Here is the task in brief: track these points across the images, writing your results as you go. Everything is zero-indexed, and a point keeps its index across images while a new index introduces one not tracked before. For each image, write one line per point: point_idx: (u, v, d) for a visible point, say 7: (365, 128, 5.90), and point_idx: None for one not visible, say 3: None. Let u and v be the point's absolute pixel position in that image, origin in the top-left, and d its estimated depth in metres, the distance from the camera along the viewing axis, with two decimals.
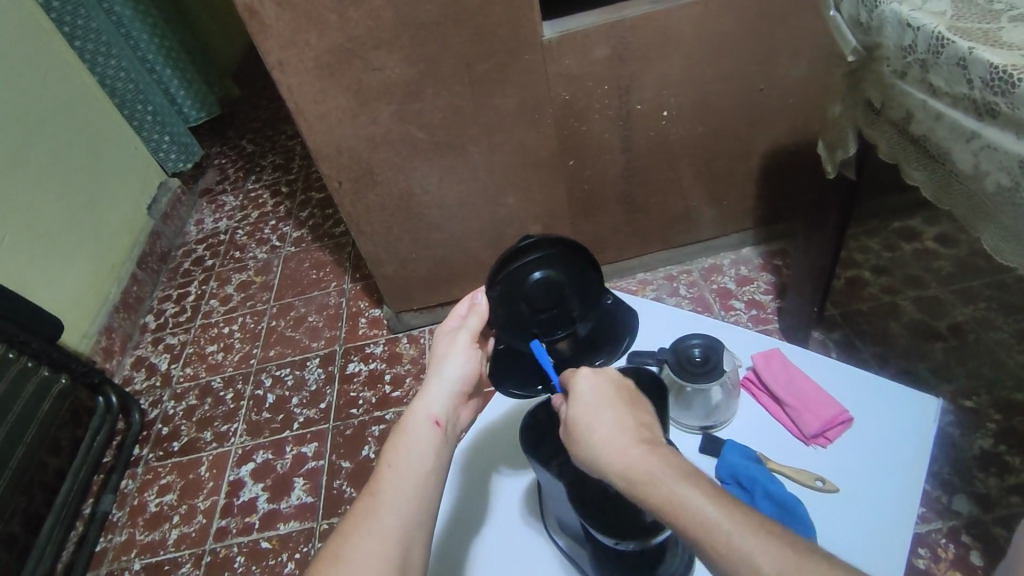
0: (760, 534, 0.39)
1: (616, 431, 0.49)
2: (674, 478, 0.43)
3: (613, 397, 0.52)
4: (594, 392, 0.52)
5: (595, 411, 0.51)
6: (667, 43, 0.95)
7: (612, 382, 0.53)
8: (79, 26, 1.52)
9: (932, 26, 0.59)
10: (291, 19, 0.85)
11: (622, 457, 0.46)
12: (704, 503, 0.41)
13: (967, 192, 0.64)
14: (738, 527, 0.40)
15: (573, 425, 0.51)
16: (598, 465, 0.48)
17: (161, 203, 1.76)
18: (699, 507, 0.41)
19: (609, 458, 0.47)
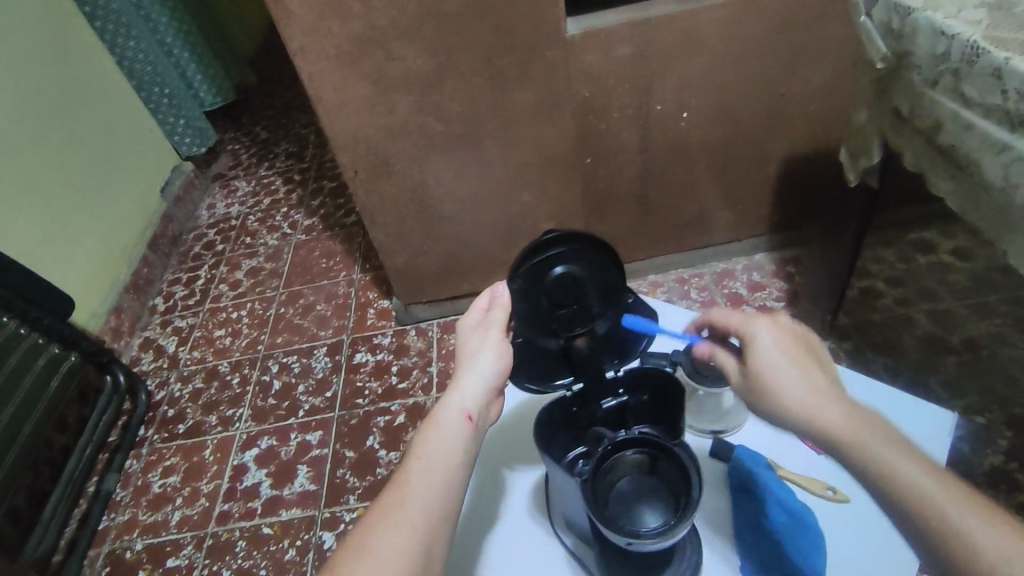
0: (959, 489, 0.42)
1: (804, 378, 0.50)
2: (874, 427, 0.46)
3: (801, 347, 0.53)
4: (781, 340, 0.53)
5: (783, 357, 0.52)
6: (691, 44, 0.94)
7: (803, 333, 0.54)
8: (101, 6, 1.50)
9: (967, 34, 0.58)
10: (314, 5, 0.85)
11: (815, 403, 0.48)
12: (903, 453, 0.44)
13: (994, 205, 0.63)
14: (936, 478, 0.42)
15: (753, 366, 0.52)
16: (781, 405, 0.50)
17: (174, 185, 1.76)
18: (899, 459, 0.44)
19: (794, 402, 0.49)
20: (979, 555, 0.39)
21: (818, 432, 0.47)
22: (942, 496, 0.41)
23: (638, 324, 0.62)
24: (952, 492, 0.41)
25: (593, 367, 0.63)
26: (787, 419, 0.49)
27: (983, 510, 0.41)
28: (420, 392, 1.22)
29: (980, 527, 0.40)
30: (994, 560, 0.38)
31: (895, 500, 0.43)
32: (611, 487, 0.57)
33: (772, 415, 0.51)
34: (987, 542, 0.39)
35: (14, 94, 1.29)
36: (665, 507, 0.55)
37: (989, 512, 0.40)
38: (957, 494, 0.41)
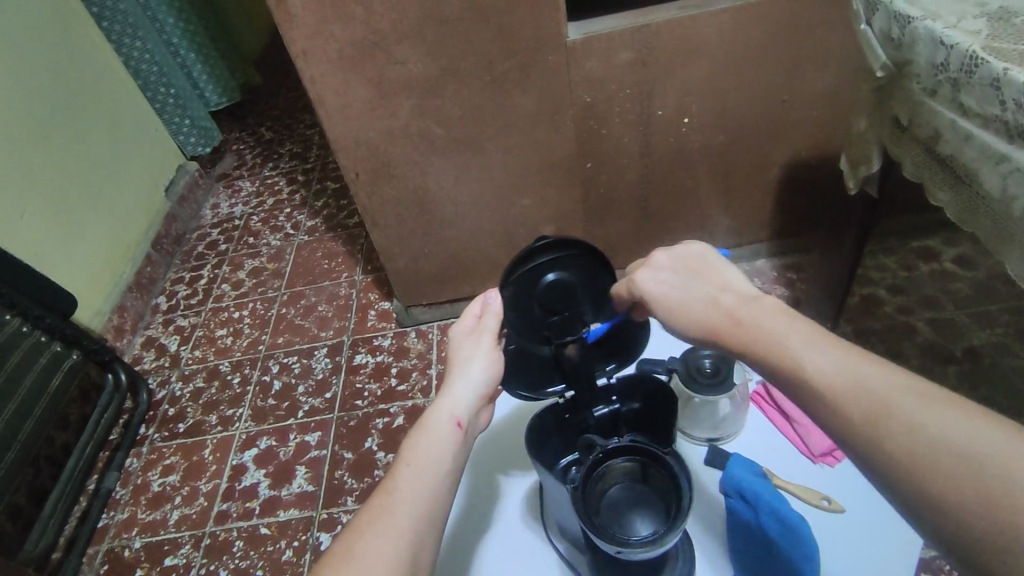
0: (836, 350, 0.42)
1: (698, 292, 0.52)
2: (758, 315, 0.47)
3: (697, 264, 0.54)
4: (674, 265, 0.55)
5: (677, 281, 0.54)
6: (693, 50, 0.94)
7: (697, 251, 0.55)
8: (107, 7, 1.52)
9: (966, 45, 0.58)
10: (317, 9, 0.85)
11: (707, 312, 0.50)
12: (785, 331, 0.45)
13: (993, 216, 0.63)
14: (813, 347, 0.43)
15: (651, 295, 0.54)
16: (681, 322, 0.52)
17: (178, 185, 1.77)
18: (772, 336, 0.45)
19: (692, 316, 0.51)
20: (853, 409, 0.39)
21: (714, 337, 0.49)
22: (817, 363, 0.42)
23: (602, 329, 0.63)
24: (830, 357, 0.42)
25: (584, 375, 0.61)
26: (688, 334, 0.51)
27: (859, 364, 0.41)
28: (419, 394, 1.22)
29: (850, 383, 0.40)
30: (867, 412, 0.38)
31: (783, 381, 0.44)
32: (603, 496, 0.57)
33: (678, 333, 0.52)
34: (859, 395, 0.39)
35: (19, 93, 1.30)
36: (657, 516, 0.55)
37: (864, 365, 0.41)
38: (833, 357, 0.42)
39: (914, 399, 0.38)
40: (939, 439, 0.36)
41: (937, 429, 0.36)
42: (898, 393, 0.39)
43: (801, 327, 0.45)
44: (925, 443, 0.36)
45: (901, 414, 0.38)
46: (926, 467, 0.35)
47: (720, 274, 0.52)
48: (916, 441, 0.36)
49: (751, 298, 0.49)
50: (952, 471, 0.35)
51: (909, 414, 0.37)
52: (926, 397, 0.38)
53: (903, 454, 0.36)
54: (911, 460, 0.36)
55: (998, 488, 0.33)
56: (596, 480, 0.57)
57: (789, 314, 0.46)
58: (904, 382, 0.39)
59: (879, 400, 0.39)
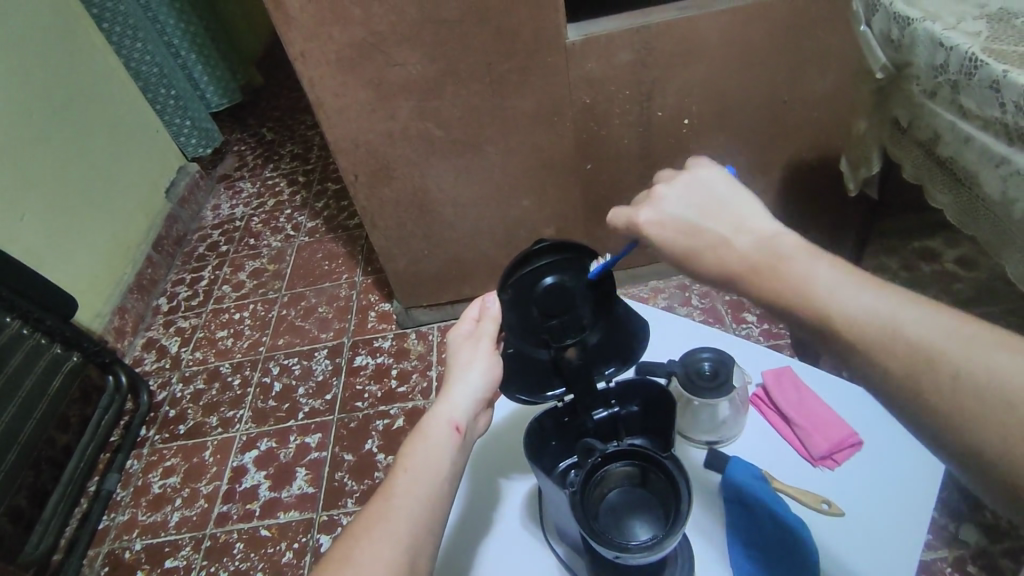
0: (872, 289, 0.38)
1: (709, 223, 0.47)
2: (780, 253, 0.42)
3: (710, 199, 0.49)
4: (689, 196, 0.49)
5: (687, 216, 0.48)
6: (692, 51, 0.94)
7: (708, 178, 0.50)
8: (108, 8, 1.52)
9: (965, 47, 0.58)
10: (315, 10, 0.85)
11: (722, 255, 0.45)
12: (814, 277, 0.40)
13: (992, 218, 0.63)
14: (844, 291, 0.38)
15: (658, 234, 0.49)
16: (690, 261, 0.47)
17: (179, 186, 1.77)
18: (796, 282, 0.40)
19: (705, 260, 0.46)
20: (892, 358, 0.35)
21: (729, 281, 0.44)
22: (851, 307, 0.37)
23: (604, 264, 0.59)
24: (865, 300, 0.37)
25: (584, 379, 0.61)
26: (700, 278, 0.46)
27: (896, 308, 0.36)
28: (419, 396, 1.22)
29: (888, 329, 0.36)
30: (908, 361, 0.35)
31: (808, 326, 0.39)
32: (601, 500, 0.57)
33: (689, 277, 0.48)
34: (900, 345, 0.35)
35: (17, 95, 1.29)
36: (655, 521, 0.55)
37: (902, 305, 0.36)
38: (868, 297, 0.37)
39: (963, 345, 0.34)
40: (992, 390, 0.32)
41: (991, 379, 0.33)
42: (944, 338, 0.35)
43: (827, 268, 0.40)
44: (975, 395, 0.33)
45: (949, 363, 0.34)
46: (974, 421, 0.32)
47: (734, 200, 0.48)
48: (966, 391, 0.33)
49: (769, 236, 0.44)
50: (1007, 424, 0.32)
51: (957, 364, 0.34)
52: (973, 341, 0.34)
53: (949, 406, 0.33)
54: (959, 412, 0.33)
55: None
56: (599, 487, 0.58)
57: (816, 255, 0.41)
58: (947, 324, 0.35)
59: (923, 347, 0.35)
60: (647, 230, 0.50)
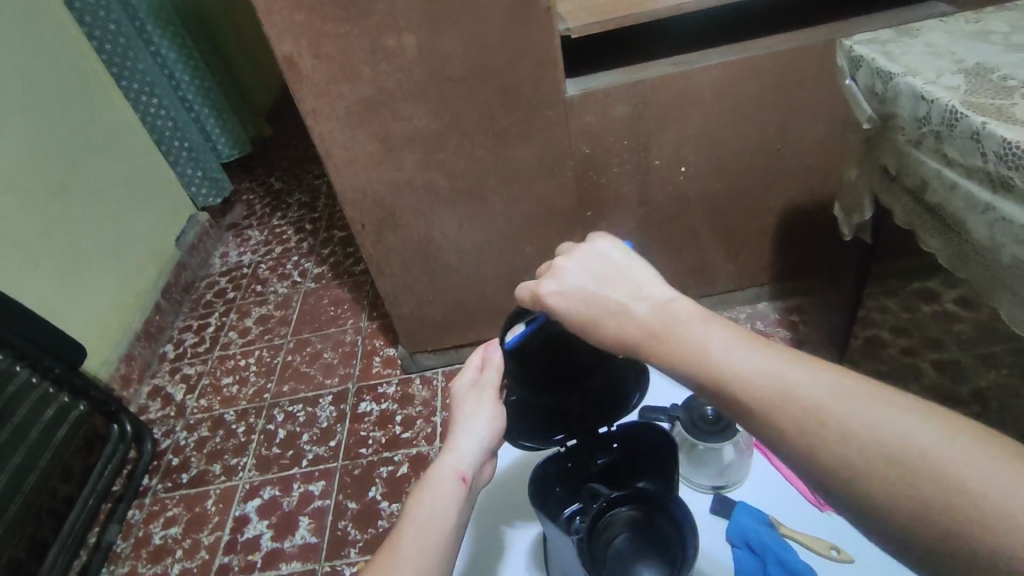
0: (761, 349, 0.37)
1: (608, 292, 0.45)
2: (678, 322, 0.41)
3: (609, 269, 0.47)
4: (590, 266, 0.48)
5: (591, 287, 0.46)
6: (686, 105, 0.98)
7: (605, 245, 0.49)
8: (127, 67, 1.61)
9: (946, 100, 0.61)
10: (326, 70, 0.89)
11: (623, 325, 0.43)
12: (709, 343, 0.38)
13: (982, 262, 0.64)
14: (740, 355, 0.37)
15: (563, 309, 0.47)
16: (593, 332, 0.45)
17: (189, 235, 1.81)
18: (690, 347, 0.39)
19: (607, 329, 0.44)
20: (786, 417, 0.34)
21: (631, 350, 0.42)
22: (743, 371, 0.36)
23: (517, 334, 0.59)
24: (759, 363, 0.36)
25: (583, 421, 0.65)
26: (603, 347, 0.45)
27: (784, 367, 0.35)
28: (423, 441, 1.22)
29: (777, 389, 0.34)
30: (799, 419, 0.33)
31: (708, 392, 0.38)
32: (609, 544, 0.57)
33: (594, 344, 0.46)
34: (791, 408, 0.34)
35: (37, 150, 1.35)
36: (663, 567, 0.55)
37: (792, 367, 0.35)
38: (759, 359, 0.36)
39: (848, 400, 0.33)
40: (873, 439, 0.31)
41: (877, 430, 0.31)
42: (830, 394, 0.33)
43: (720, 332, 0.39)
44: (863, 449, 0.31)
45: (836, 418, 0.32)
46: (864, 475, 0.31)
47: (631, 269, 0.46)
48: (856, 446, 0.31)
49: (666, 304, 0.43)
50: (897, 475, 0.30)
51: (844, 419, 0.32)
52: (858, 395, 0.33)
53: (840, 459, 0.32)
54: (849, 466, 0.31)
55: (946, 494, 0.29)
56: (604, 535, 0.57)
57: (710, 322, 0.40)
58: (834, 378, 0.34)
59: (811, 404, 0.33)
60: (551, 306, 0.48)
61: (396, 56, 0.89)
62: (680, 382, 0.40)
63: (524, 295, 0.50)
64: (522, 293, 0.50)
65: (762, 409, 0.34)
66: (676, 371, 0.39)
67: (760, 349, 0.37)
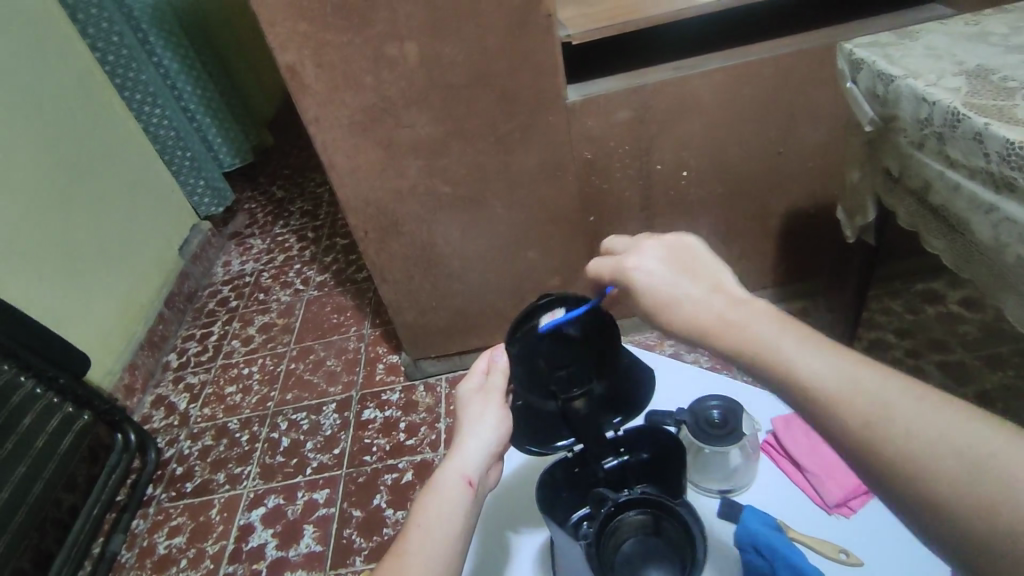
0: (832, 350, 0.37)
1: (682, 280, 0.46)
2: (750, 313, 0.41)
3: (685, 260, 0.48)
4: (669, 254, 0.48)
5: (667, 274, 0.47)
6: (687, 109, 0.98)
7: (681, 237, 0.49)
8: (130, 78, 1.63)
9: (947, 102, 0.61)
10: (328, 79, 0.90)
11: (695, 312, 0.44)
12: (779, 336, 0.39)
13: (987, 263, 0.64)
14: (810, 352, 0.38)
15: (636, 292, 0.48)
16: (663, 319, 0.46)
17: (192, 244, 1.82)
18: (761, 338, 0.39)
19: (676, 315, 0.45)
20: (848, 413, 0.35)
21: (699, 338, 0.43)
22: (813, 367, 0.37)
23: (556, 318, 0.60)
24: (828, 362, 0.37)
25: (591, 428, 0.63)
26: (671, 332, 0.46)
27: (852, 367, 0.36)
28: (427, 449, 1.22)
29: (844, 386, 0.35)
30: (862, 417, 0.34)
31: (772, 383, 0.39)
32: (617, 550, 0.57)
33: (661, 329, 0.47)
34: (860, 405, 0.34)
35: (42, 161, 1.36)
36: (671, 569, 0.56)
37: (861, 369, 0.36)
38: (828, 358, 0.37)
39: (915, 403, 0.34)
40: (941, 443, 0.32)
41: (932, 430, 0.32)
42: (898, 396, 0.34)
43: (792, 328, 0.40)
44: (924, 449, 0.32)
45: (900, 419, 0.33)
46: (923, 475, 0.32)
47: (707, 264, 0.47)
48: (919, 446, 0.32)
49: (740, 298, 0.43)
50: (961, 480, 0.31)
51: (909, 420, 0.33)
52: (926, 402, 0.34)
53: (900, 457, 0.33)
54: (909, 464, 0.32)
55: (1006, 499, 0.30)
56: (613, 538, 0.57)
57: (782, 318, 0.40)
58: (902, 385, 0.35)
59: (875, 404, 0.34)
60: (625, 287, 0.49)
61: (398, 63, 0.89)
62: (747, 372, 0.41)
63: (598, 273, 0.52)
64: (596, 271, 0.52)
65: (830, 404, 0.35)
66: (743, 360, 0.40)
67: (832, 349, 0.38)
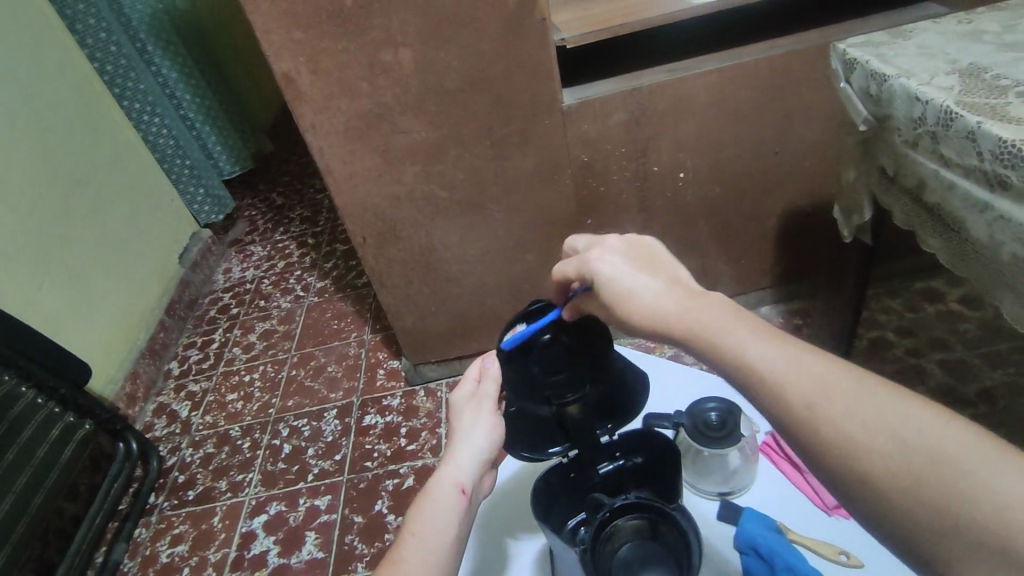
0: (777, 336, 0.39)
1: (640, 273, 0.48)
2: (701, 303, 0.43)
3: (646, 257, 0.50)
4: (629, 252, 0.51)
5: (628, 267, 0.49)
6: (683, 110, 0.98)
7: (646, 240, 0.52)
8: (128, 87, 1.64)
9: (940, 100, 0.61)
10: (324, 85, 0.90)
11: (652, 301, 0.46)
12: (728, 323, 0.41)
13: (983, 261, 0.64)
14: (757, 337, 0.39)
15: (598, 283, 0.50)
16: (621, 309, 0.47)
17: (191, 252, 1.82)
18: (712, 325, 0.41)
19: (633, 305, 0.47)
20: (791, 393, 0.36)
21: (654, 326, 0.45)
22: (760, 351, 0.38)
23: (517, 334, 0.61)
24: (774, 347, 0.38)
25: (588, 432, 0.62)
26: (627, 323, 0.47)
27: (796, 351, 0.38)
28: (428, 454, 1.22)
29: (789, 368, 0.37)
30: (804, 395, 0.36)
31: (722, 367, 0.40)
32: (614, 555, 0.57)
33: (618, 320, 0.49)
34: (804, 386, 0.36)
35: (42, 172, 1.36)
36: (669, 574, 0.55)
37: (806, 354, 0.37)
38: (774, 343, 0.38)
39: (854, 384, 0.35)
40: (879, 421, 0.33)
41: (871, 408, 0.34)
42: (839, 377, 0.36)
43: (740, 315, 0.41)
44: (860, 424, 0.34)
45: (838, 397, 0.35)
46: (859, 449, 0.33)
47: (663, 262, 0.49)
48: (858, 423, 0.34)
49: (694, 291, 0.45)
50: (898, 457, 0.32)
51: (846, 398, 0.35)
52: (865, 384, 0.35)
53: (848, 436, 0.34)
54: (846, 439, 0.34)
55: (942, 471, 0.31)
56: (609, 543, 0.57)
57: (731, 307, 0.42)
58: (843, 369, 0.36)
59: (818, 383, 0.36)
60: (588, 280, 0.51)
61: (393, 69, 0.89)
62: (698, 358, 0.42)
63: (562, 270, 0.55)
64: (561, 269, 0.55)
65: (775, 385, 0.37)
66: (696, 346, 0.42)
67: (778, 335, 0.39)
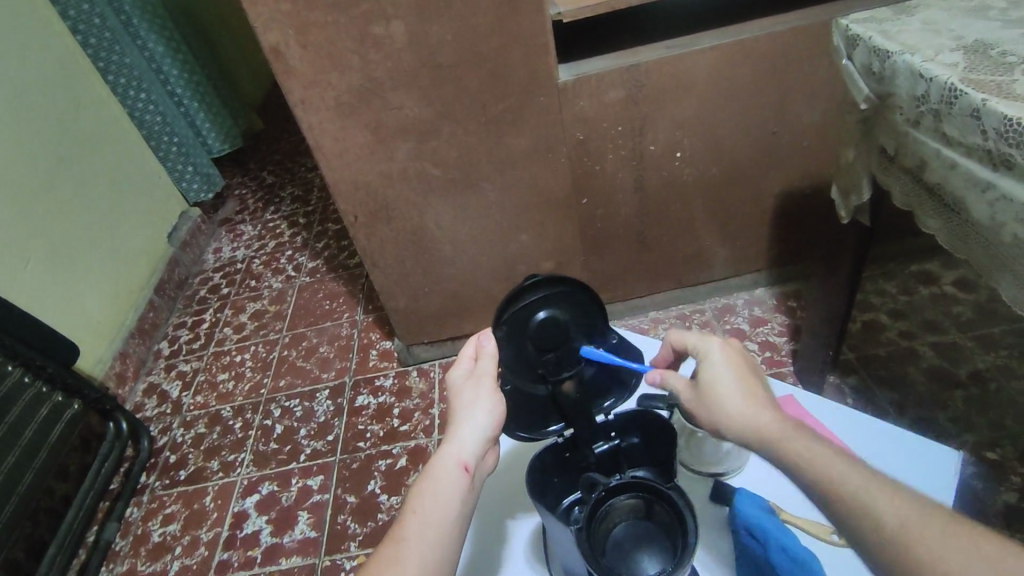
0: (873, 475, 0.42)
1: (743, 387, 0.50)
2: (802, 432, 0.46)
3: (746, 369, 0.51)
4: (734, 358, 0.52)
5: (733, 376, 0.50)
6: (680, 88, 0.96)
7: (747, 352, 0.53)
8: (114, 61, 1.57)
9: (944, 77, 0.59)
10: (313, 59, 0.88)
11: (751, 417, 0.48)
12: (828, 456, 0.44)
13: (983, 242, 0.63)
14: (856, 473, 0.42)
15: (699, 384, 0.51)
16: (707, 410, 0.50)
17: (180, 231, 1.80)
18: (811, 452, 0.44)
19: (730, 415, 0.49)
20: (888, 523, 0.39)
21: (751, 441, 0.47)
22: (858, 484, 0.42)
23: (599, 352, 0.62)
24: (872, 484, 0.41)
25: (583, 412, 0.62)
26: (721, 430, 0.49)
27: (893, 490, 0.41)
28: (421, 434, 1.21)
29: (892, 505, 0.40)
30: (896, 518, 0.39)
31: (818, 493, 0.43)
32: (607, 536, 0.57)
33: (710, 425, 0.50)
34: (899, 522, 0.39)
35: (24, 146, 1.33)
36: (665, 553, 0.55)
37: (902, 494, 0.41)
38: (871, 480, 0.42)
39: (948, 529, 0.38)
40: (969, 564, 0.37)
41: (962, 552, 0.37)
42: (933, 521, 0.39)
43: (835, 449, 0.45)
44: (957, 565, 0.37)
45: (926, 527, 0.39)
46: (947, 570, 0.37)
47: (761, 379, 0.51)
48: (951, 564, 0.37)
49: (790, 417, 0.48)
50: None
51: (934, 530, 0.38)
52: (958, 530, 0.38)
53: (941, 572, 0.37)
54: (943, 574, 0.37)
55: None
56: (605, 524, 0.57)
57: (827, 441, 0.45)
58: (936, 512, 0.40)
59: (916, 521, 0.39)
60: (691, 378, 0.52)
61: (385, 42, 0.87)
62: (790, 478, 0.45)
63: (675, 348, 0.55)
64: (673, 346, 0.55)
65: (873, 517, 0.40)
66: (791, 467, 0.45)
67: (874, 473, 0.43)
